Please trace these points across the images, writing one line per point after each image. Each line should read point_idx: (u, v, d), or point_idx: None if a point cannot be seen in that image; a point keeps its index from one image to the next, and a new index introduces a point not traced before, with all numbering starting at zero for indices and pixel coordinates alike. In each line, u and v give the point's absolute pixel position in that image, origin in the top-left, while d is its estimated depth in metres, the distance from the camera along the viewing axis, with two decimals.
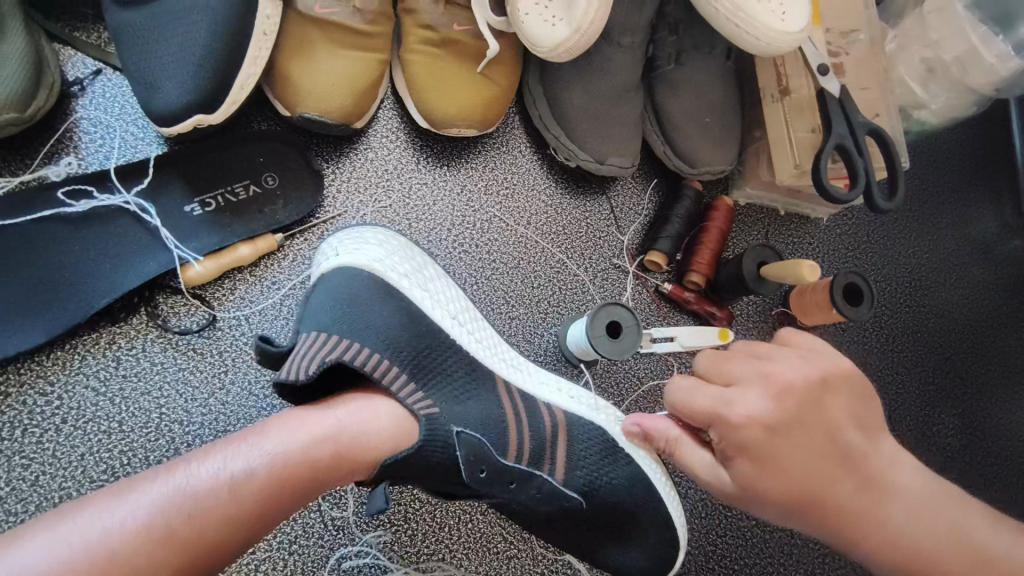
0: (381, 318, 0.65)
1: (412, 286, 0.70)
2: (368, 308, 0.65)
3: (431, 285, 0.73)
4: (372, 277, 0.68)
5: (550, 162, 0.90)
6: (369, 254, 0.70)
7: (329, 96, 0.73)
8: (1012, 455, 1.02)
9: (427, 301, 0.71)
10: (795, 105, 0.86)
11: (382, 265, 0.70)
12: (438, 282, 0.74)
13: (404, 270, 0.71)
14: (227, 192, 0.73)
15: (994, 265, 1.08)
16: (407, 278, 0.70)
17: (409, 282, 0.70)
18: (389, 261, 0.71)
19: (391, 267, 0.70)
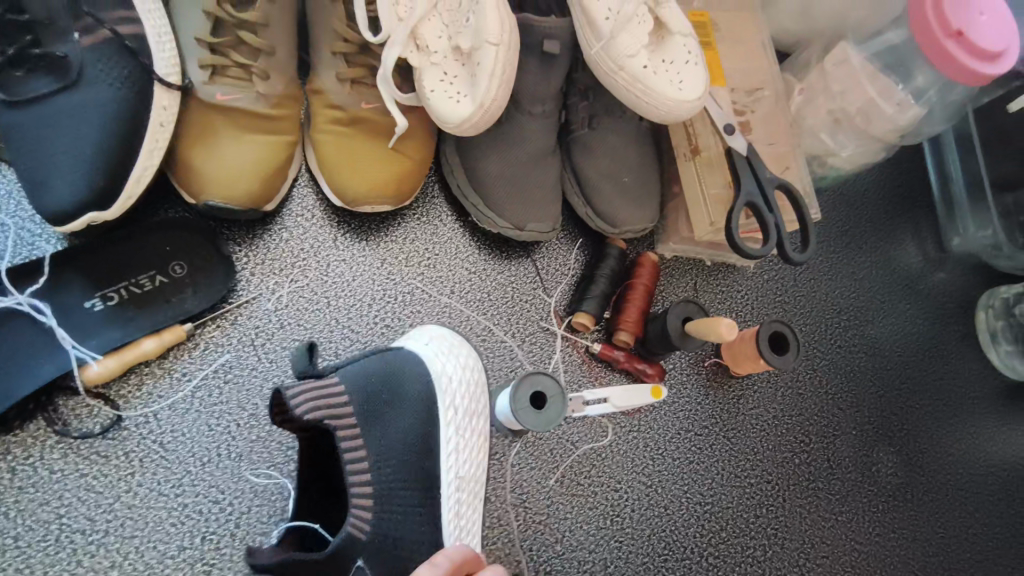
0: (399, 425, 0.68)
1: (448, 422, 0.71)
2: (396, 408, 0.68)
3: (468, 429, 0.73)
4: (428, 382, 0.71)
5: (472, 230, 0.90)
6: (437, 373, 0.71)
7: (234, 183, 0.72)
8: (952, 487, 1.03)
9: (450, 440, 0.71)
10: (703, 163, 0.89)
11: (446, 383, 0.72)
12: (479, 433, 0.74)
13: (459, 407, 0.72)
14: (131, 284, 0.71)
15: (919, 299, 1.11)
16: (453, 417, 0.71)
17: (451, 420, 0.71)
18: (451, 386, 0.72)
19: (451, 392, 0.72)
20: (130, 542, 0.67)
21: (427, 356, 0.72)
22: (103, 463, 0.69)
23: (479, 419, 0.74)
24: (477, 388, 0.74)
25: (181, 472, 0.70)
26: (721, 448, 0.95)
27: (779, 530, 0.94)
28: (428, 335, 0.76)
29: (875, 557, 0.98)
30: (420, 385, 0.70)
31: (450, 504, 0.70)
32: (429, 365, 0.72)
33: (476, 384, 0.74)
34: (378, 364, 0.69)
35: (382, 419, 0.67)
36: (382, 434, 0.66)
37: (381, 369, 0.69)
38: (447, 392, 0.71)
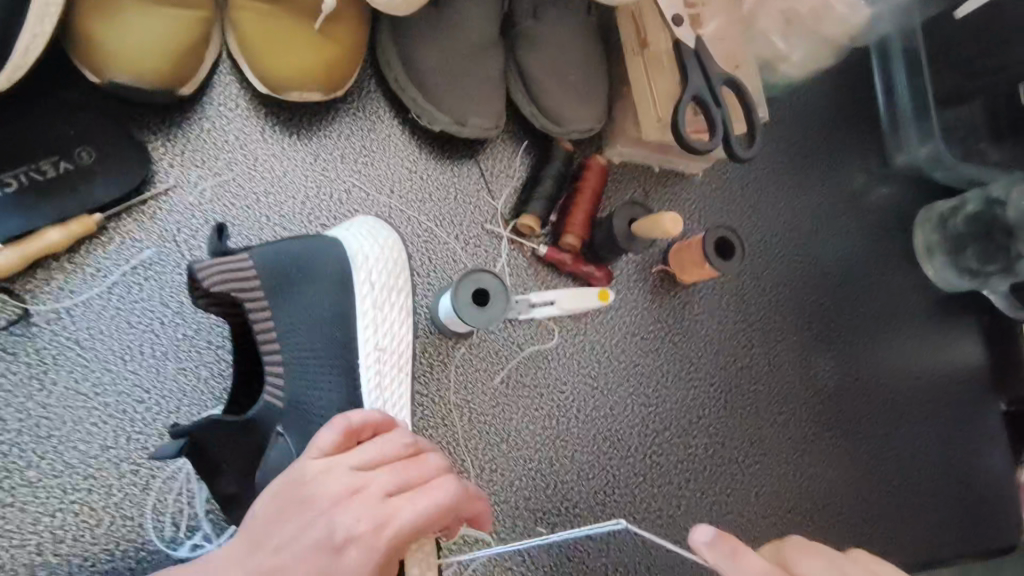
0: (306, 304, 0.66)
1: (363, 297, 0.68)
2: (306, 279, 0.66)
3: (388, 304, 0.69)
4: (342, 260, 0.68)
5: (413, 127, 0.85)
6: (358, 246, 0.69)
7: (143, 59, 0.66)
8: (883, 390, 1.06)
9: (370, 313, 0.68)
10: (653, 58, 0.85)
11: (362, 260, 0.68)
12: (401, 302, 0.70)
13: (376, 282, 0.68)
14: (33, 170, 0.65)
15: (863, 212, 1.11)
16: (369, 290, 0.68)
17: (368, 293, 0.68)
18: (366, 264, 0.68)
19: (367, 268, 0.68)
20: (48, 441, 0.64)
21: (343, 239, 0.69)
22: (12, 360, 0.65)
23: (399, 295, 0.70)
24: (397, 265, 0.70)
25: (101, 372, 0.67)
26: (665, 352, 0.95)
27: (720, 431, 0.96)
28: (348, 223, 0.72)
29: (811, 455, 1.00)
30: (333, 260, 0.68)
31: (371, 377, 0.67)
32: (344, 245, 0.68)
33: (394, 264, 0.70)
34: (302, 249, 0.67)
35: (295, 292, 0.66)
36: (290, 304, 0.65)
37: (291, 246, 0.66)
38: (361, 269, 0.68)
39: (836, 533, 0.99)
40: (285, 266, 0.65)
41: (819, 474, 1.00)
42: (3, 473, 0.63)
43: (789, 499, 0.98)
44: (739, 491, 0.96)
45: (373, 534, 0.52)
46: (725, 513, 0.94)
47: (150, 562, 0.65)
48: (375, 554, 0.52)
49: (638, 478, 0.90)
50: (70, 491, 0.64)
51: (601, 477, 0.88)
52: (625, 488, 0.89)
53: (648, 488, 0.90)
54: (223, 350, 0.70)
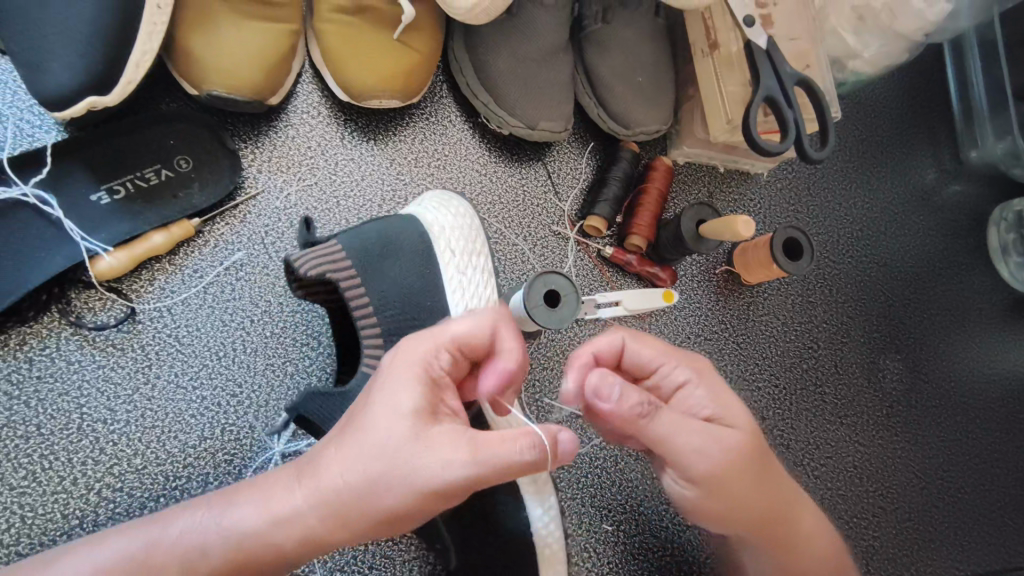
0: (394, 274, 0.69)
1: (447, 265, 0.71)
2: (391, 257, 0.69)
3: (470, 268, 0.72)
4: (423, 235, 0.72)
5: (482, 130, 0.87)
6: (436, 216, 0.73)
7: (237, 70, 0.69)
8: (956, 396, 1.03)
9: (453, 279, 0.71)
10: (722, 60, 0.85)
11: (439, 231, 0.72)
12: (482, 262, 0.74)
13: (457, 249, 0.72)
14: (137, 177, 0.70)
15: (934, 211, 1.08)
16: (451, 257, 0.72)
17: (450, 260, 0.72)
18: (447, 232, 0.72)
19: (445, 238, 0.72)
20: (151, 431, 0.68)
21: (420, 213, 0.74)
22: (119, 355, 0.69)
23: (479, 257, 0.73)
24: (473, 232, 0.74)
25: (198, 367, 0.71)
26: (730, 353, 0.95)
27: (785, 432, 0.96)
28: (421, 199, 0.77)
29: (878, 458, 0.99)
30: (413, 237, 0.71)
31: None
32: (420, 220, 0.73)
33: (469, 228, 0.74)
34: (384, 228, 0.71)
35: (378, 268, 0.68)
36: (382, 283, 0.68)
37: (372, 228, 0.70)
38: (441, 239, 0.72)
39: (909, 541, 0.97)
40: (368, 244, 0.68)
41: (887, 478, 0.98)
42: (111, 461, 0.67)
43: (857, 503, 0.96)
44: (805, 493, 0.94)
45: (420, 347, 0.52)
46: None
47: None
48: (423, 370, 0.51)
49: None
50: (172, 478, 0.67)
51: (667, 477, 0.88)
52: None
53: None
54: (308, 348, 0.74)
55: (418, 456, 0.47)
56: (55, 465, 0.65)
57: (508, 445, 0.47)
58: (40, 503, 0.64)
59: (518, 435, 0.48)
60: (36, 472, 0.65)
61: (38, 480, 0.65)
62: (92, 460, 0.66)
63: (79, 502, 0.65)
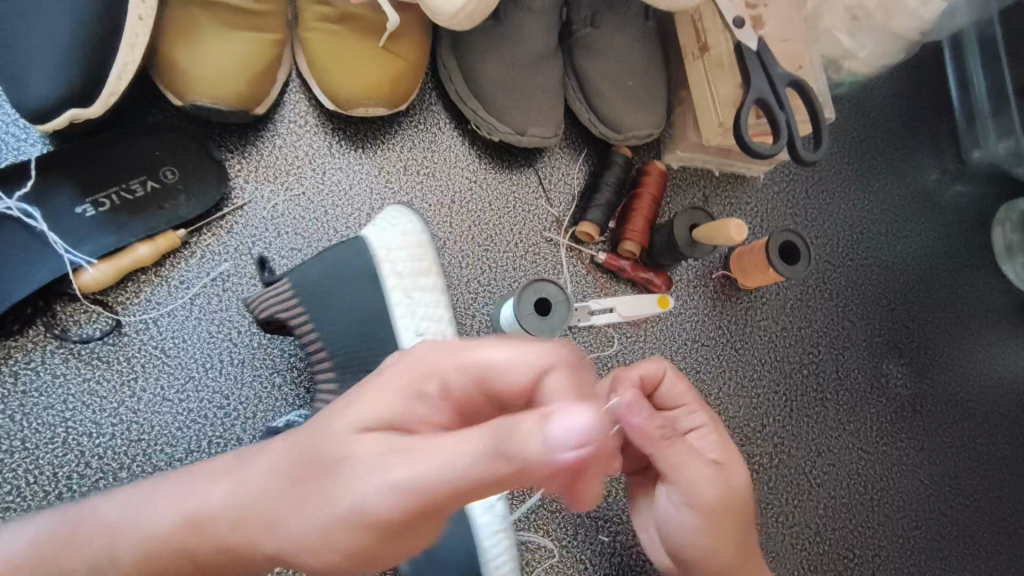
0: (351, 305, 0.69)
1: (392, 288, 0.70)
2: (336, 287, 0.69)
3: (416, 291, 0.72)
4: (367, 258, 0.70)
5: (471, 137, 0.86)
6: (382, 236, 0.72)
7: (221, 80, 0.69)
8: (963, 399, 1.01)
9: (402, 306, 0.71)
10: (713, 62, 0.84)
11: (386, 255, 0.71)
12: (430, 282, 0.73)
13: (401, 270, 0.71)
14: (122, 190, 0.69)
15: (937, 212, 1.06)
16: (395, 280, 0.71)
17: (396, 283, 0.71)
18: (394, 253, 0.71)
19: (391, 260, 0.71)
20: (137, 445, 0.68)
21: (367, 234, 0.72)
22: (105, 368, 0.69)
23: (426, 277, 0.73)
24: (421, 251, 0.73)
25: (183, 379, 0.70)
26: (728, 360, 0.94)
27: (785, 440, 0.94)
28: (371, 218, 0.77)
29: (882, 466, 0.96)
30: (360, 262, 0.70)
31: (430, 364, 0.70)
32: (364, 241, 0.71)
33: (417, 245, 0.73)
34: (331, 260, 0.70)
35: (322, 302, 0.68)
36: None
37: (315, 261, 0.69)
38: (386, 261, 0.71)
39: (915, 549, 0.94)
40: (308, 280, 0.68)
41: (891, 485, 0.96)
42: (96, 474, 0.66)
43: (862, 512, 0.94)
44: (807, 502, 0.92)
45: (424, 355, 0.47)
46: (792, 525, 0.91)
47: None
48: (432, 372, 0.47)
49: None
50: None
51: None
52: None
53: None
54: (296, 359, 0.73)
55: (354, 474, 0.42)
56: (40, 479, 0.65)
57: (462, 449, 0.40)
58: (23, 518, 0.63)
59: (473, 440, 0.40)
60: (20, 487, 0.64)
61: (22, 495, 0.64)
62: (77, 475, 0.66)
63: None
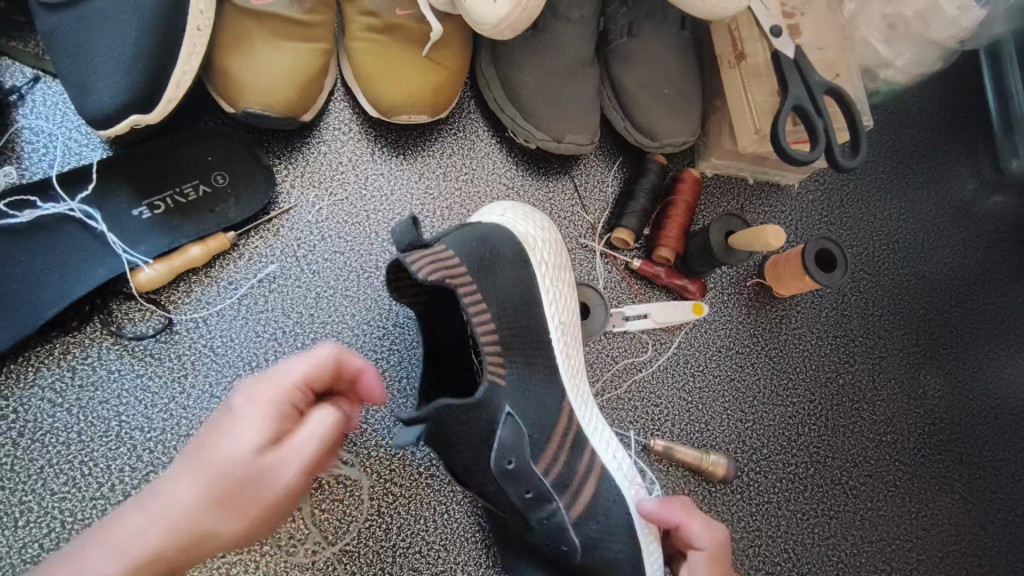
0: (504, 283, 0.67)
1: (543, 275, 0.72)
2: (499, 268, 0.67)
3: (558, 281, 0.74)
4: (521, 244, 0.71)
5: (509, 144, 0.88)
6: (528, 228, 0.73)
7: (271, 89, 0.72)
8: (1004, 414, 0.98)
9: (546, 293, 0.72)
10: (750, 71, 0.85)
11: (533, 244, 0.72)
12: (564, 276, 0.75)
13: (548, 261, 0.73)
14: (176, 193, 0.72)
15: (974, 223, 1.04)
16: (545, 269, 0.72)
17: (545, 273, 0.72)
18: (541, 245, 0.73)
19: (539, 250, 0.72)
20: (186, 439, 0.70)
21: (510, 223, 0.72)
22: (156, 365, 0.71)
23: (563, 271, 0.75)
24: (556, 245, 0.75)
25: (231, 376, 0.72)
26: (762, 367, 0.93)
27: (822, 449, 0.93)
28: (500, 206, 0.75)
29: (921, 478, 0.94)
30: (515, 248, 0.70)
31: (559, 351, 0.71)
32: (518, 229, 0.72)
33: (555, 245, 0.75)
34: (481, 235, 0.68)
35: (491, 275, 0.66)
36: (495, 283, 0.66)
37: (483, 240, 0.67)
38: (536, 251, 0.72)
39: (954, 564, 0.92)
40: (483, 254, 0.66)
41: (931, 498, 0.94)
42: (148, 467, 0.68)
43: (899, 526, 0.92)
44: (844, 513, 0.91)
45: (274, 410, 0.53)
46: (828, 536, 0.90)
47: (270, 558, 0.72)
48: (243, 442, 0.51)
49: (733, 492, 0.88)
50: None
51: (698, 494, 0.87)
52: (722, 507, 0.88)
53: (746, 508, 0.88)
54: None
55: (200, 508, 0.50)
56: (94, 470, 0.67)
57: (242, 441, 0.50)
58: (78, 508, 0.66)
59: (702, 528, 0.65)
60: (76, 478, 0.66)
61: (78, 485, 0.66)
62: (129, 467, 0.68)
63: (116, 507, 0.66)
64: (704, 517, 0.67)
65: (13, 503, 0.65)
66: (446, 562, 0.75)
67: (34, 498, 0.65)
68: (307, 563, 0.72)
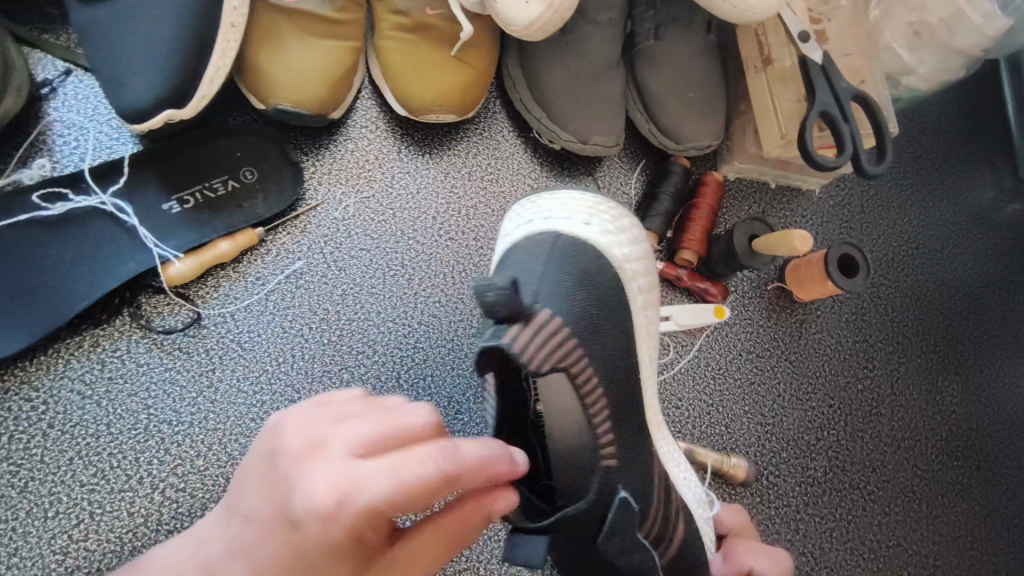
0: (598, 328, 0.66)
1: (636, 301, 0.70)
2: (594, 309, 0.66)
3: (653, 304, 0.72)
4: (613, 273, 0.69)
5: (534, 145, 0.88)
6: (615, 248, 0.69)
7: (302, 86, 0.72)
8: (1021, 422, 0.98)
9: (640, 322, 0.71)
10: (775, 76, 0.85)
11: (625, 267, 0.70)
12: (653, 291, 0.72)
13: (642, 283, 0.71)
14: (206, 188, 0.72)
15: (993, 231, 1.04)
16: (640, 295, 0.70)
17: (637, 300, 0.70)
18: (630, 263, 0.70)
19: (632, 273, 0.70)
20: (213, 433, 0.70)
21: (598, 242, 0.69)
22: (184, 359, 0.71)
23: (655, 292, 0.73)
24: (647, 255, 0.71)
25: (258, 372, 0.72)
26: (782, 371, 0.93)
27: (840, 454, 0.93)
28: (566, 196, 0.70)
29: (938, 484, 0.94)
30: (607, 280, 0.68)
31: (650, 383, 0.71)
32: (607, 251, 0.69)
33: (636, 252, 0.70)
34: (575, 276, 0.66)
35: (589, 321, 0.65)
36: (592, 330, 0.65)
37: (578, 284, 0.66)
38: (625, 275, 0.69)
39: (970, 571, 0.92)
40: (581, 304, 0.65)
41: (948, 505, 0.94)
42: (175, 461, 0.68)
43: (917, 532, 0.92)
44: (862, 518, 0.91)
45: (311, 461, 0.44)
46: (847, 541, 0.90)
47: None
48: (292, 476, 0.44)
49: (753, 496, 0.88)
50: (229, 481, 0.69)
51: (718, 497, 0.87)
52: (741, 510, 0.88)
53: (766, 511, 0.88)
54: (364, 356, 0.75)
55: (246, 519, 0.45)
56: (122, 463, 0.67)
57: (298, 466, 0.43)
58: (107, 500, 0.66)
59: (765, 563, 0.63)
60: (105, 470, 0.67)
61: (107, 478, 0.67)
62: (157, 460, 0.68)
63: (144, 500, 0.67)
64: (769, 551, 0.65)
65: (42, 494, 0.65)
66: (468, 561, 0.75)
67: (63, 489, 0.66)
68: None
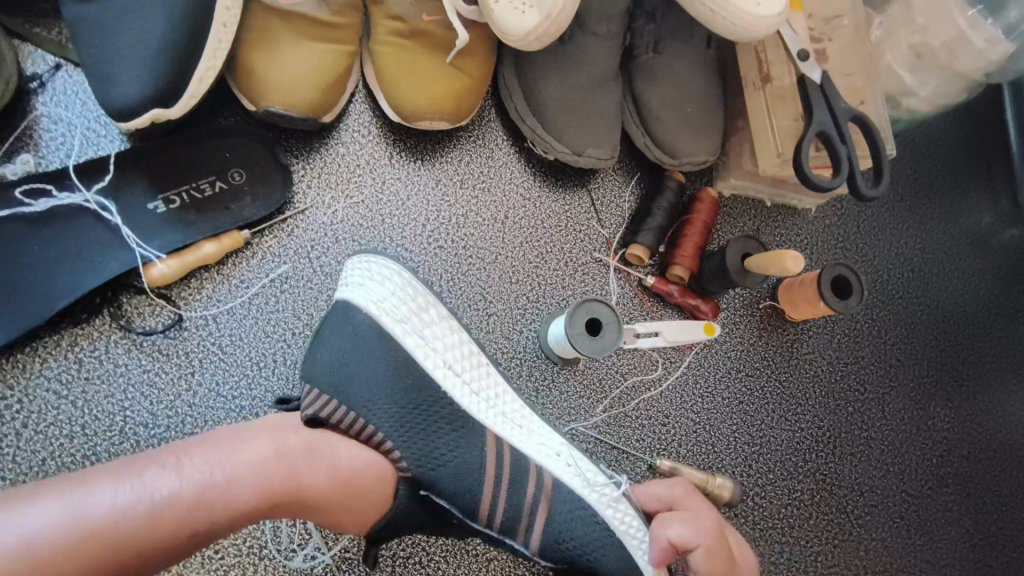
0: (368, 376, 0.65)
1: (415, 342, 0.69)
2: (362, 357, 0.66)
3: (431, 335, 0.71)
4: (370, 321, 0.68)
5: (527, 155, 0.87)
6: (373, 294, 0.70)
7: (294, 88, 0.72)
8: (1012, 449, 0.97)
9: (426, 356, 0.69)
10: (775, 93, 0.84)
11: (380, 311, 0.69)
12: (443, 325, 0.72)
13: (402, 316, 0.70)
14: (193, 188, 0.71)
15: (989, 256, 1.03)
16: (410, 335, 0.69)
17: (409, 341, 0.68)
18: (390, 302, 0.70)
19: (388, 311, 0.69)
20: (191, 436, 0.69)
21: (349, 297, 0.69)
22: (165, 361, 0.71)
23: (450, 333, 0.72)
24: (411, 289, 0.72)
25: (238, 376, 0.72)
26: (771, 392, 0.92)
27: (827, 477, 0.92)
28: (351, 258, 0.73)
29: (926, 511, 0.93)
30: (365, 327, 0.67)
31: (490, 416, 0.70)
32: (354, 303, 0.68)
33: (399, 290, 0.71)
34: (333, 340, 0.66)
35: (354, 377, 0.64)
36: (359, 379, 0.64)
37: (336, 344, 0.66)
38: (385, 315, 0.69)
39: None
40: (335, 368, 0.64)
41: (936, 531, 0.93)
42: None
43: (903, 557, 0.91)
44: (848, 543, 0.90)
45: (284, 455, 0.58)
46: (831, 565, 0.89)
47: (267, 565, 0.71)
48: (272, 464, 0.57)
49: (737, 517, 0.88)
50: None
51: None
52: None
53: (750, 533, 0.87)
54: None
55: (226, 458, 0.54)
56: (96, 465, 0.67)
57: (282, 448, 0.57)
58: None
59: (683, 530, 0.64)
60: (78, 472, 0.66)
61: None
62: None
63: None
64: (685, 517, 0.65)
65: None
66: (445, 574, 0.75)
67: None
68: (306, 570, 0.72)
